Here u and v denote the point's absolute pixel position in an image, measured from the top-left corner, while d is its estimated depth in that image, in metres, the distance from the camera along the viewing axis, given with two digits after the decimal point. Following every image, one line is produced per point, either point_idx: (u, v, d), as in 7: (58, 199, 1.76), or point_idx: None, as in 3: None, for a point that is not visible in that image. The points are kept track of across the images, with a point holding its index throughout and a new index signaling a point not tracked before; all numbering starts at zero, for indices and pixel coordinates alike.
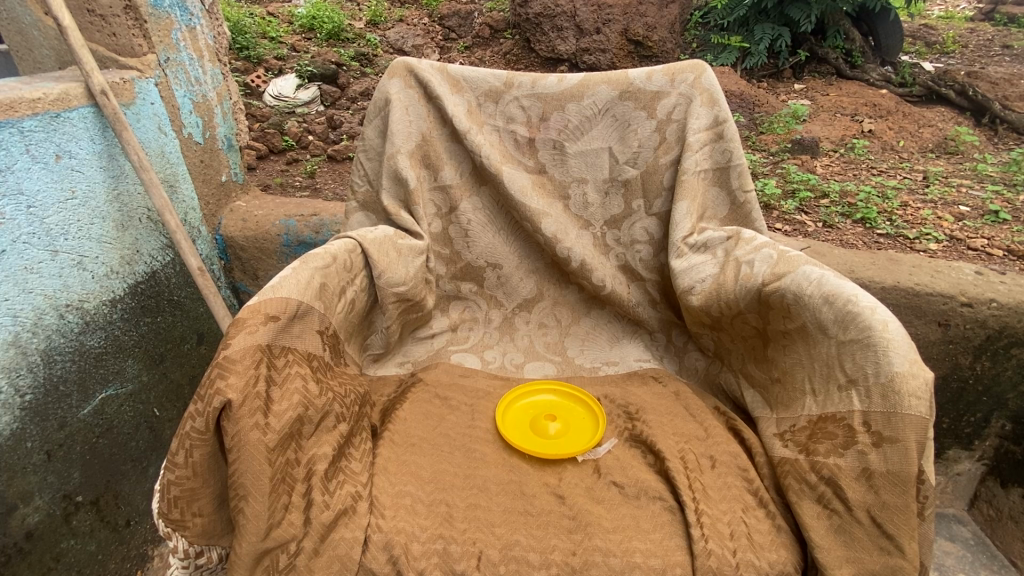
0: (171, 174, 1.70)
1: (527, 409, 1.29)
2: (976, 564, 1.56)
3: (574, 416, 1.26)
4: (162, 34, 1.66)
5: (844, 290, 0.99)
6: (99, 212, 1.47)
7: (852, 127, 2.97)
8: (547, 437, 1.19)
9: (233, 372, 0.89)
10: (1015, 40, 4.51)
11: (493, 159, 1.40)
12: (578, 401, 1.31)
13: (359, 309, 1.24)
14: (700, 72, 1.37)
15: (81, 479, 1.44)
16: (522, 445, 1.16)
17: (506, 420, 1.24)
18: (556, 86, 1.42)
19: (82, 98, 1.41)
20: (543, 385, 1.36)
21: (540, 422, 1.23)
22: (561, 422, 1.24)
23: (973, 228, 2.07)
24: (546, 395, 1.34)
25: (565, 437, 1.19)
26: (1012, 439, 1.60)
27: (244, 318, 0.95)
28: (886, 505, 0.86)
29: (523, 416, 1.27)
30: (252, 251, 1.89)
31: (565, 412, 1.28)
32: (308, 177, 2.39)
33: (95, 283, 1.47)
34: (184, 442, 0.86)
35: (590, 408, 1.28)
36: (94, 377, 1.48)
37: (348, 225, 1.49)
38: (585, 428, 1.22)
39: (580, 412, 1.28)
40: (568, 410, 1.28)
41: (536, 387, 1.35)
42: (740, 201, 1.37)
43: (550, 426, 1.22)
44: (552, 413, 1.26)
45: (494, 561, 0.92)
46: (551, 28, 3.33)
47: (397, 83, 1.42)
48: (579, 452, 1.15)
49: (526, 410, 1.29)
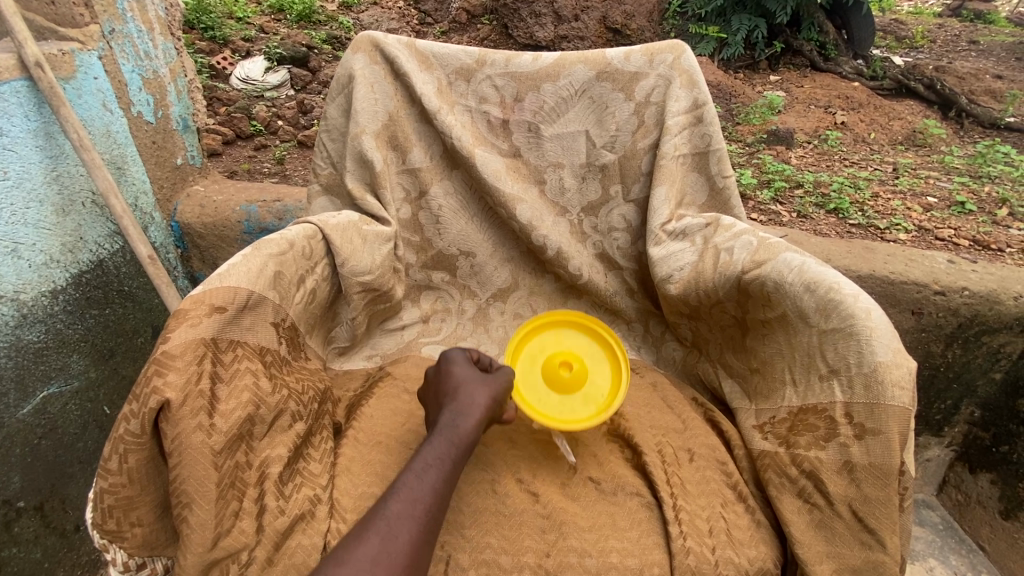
0: (119, 156, 1.58)
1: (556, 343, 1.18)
2: (944, 549, 1.61)
3: (593, 378, 1.14)
4: (107, 3, 1.54)
5: (826, 277, 0.96)
6: (36, 195, 1.34)
7: (826, 118, 3.00)
8: (548, 387, 1.11)
9: (172, 369, 0.81)
10: (981, 36, 4.62)
11: (464, 140, 1.33)
12: (610, 353, 1.18)
13: (321, 300, 1.16)
14: (679, 52, 1.32)
15: (22, 483, 1.36)
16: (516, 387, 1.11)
17: (520, 345, 1.17)
18: (531, 64, 1.35)
19: (15, 69, 1.28)
20: (587, 321, 1.20)
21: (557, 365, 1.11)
22: (578, 373, 1.10)
23: (941, 219, 2.09)
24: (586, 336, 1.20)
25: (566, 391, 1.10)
26: (980, 426, 1.62)
27: (186, 309, 0.87)
28: (868, 498, 0.84)
29: (538, 348, 1.17)
30: (210, 238, 1.79)
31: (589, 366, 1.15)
32: (276, 164, 2.29)
33: (33, 273, 1.35)
34: (118, 447, 0.78)
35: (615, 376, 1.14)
36: (34, 374, 1.38)
37: (311, 210, 1.40)
38: (590, 401, 1.10)
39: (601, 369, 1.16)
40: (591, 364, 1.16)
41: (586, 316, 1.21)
42: (720, 186, 1.33)
43: (561, 373, 1.10)
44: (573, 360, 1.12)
45: (464, 565, 0.88)
46: (529, 14, 3.25)
47: (362, 59, 1.33)
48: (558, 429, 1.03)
49: (554, 340, 1.19)
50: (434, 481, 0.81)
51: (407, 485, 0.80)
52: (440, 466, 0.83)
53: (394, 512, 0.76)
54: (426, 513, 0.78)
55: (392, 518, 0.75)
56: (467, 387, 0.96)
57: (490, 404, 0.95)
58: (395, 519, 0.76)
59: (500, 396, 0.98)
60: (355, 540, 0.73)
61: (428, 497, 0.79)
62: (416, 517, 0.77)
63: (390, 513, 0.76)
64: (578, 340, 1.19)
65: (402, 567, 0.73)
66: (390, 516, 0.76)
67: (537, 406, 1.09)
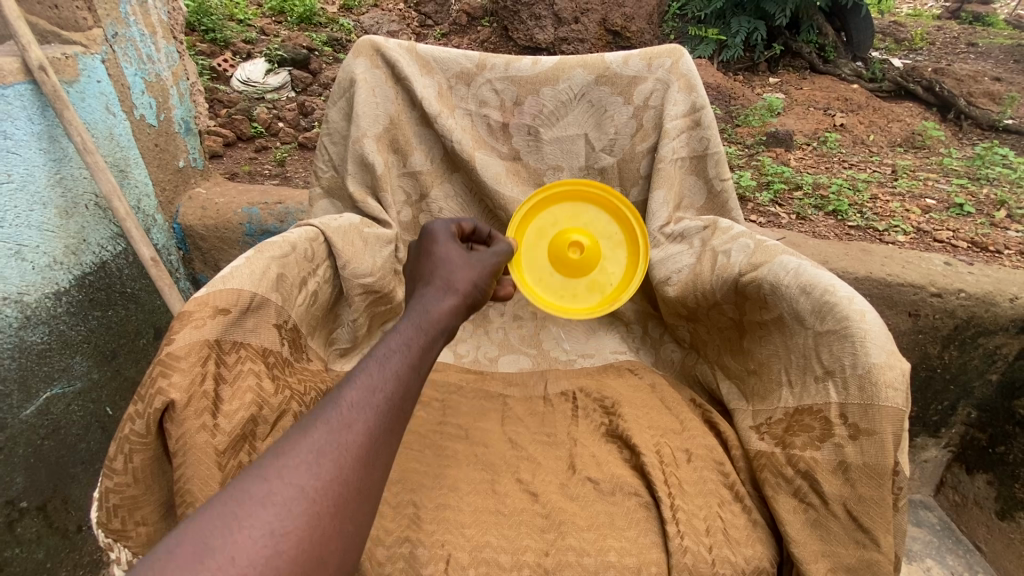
0: (121, 158, 1.60)
1: (576, 213, 1.25)
2: (941, 549, 1.62)
3: (604, 264, 1.25)
4: (110, 7, 1.55)
5: (821, 280, 0.97)
6: (40, 197, 1.35)
7: (825, 121, 3.01)
8: (556, 262, 1.22)
9: (177, 370, 0.82)
10: (980, 39, 4.63)
11: (465, 144, 1.35)
12: (627, 237, 1.26)
13: (323, 302, 1.17)
14: (677, 57, 1.34)
15: (25, 484, 1.37)
16: (523, 257, 1.23)
17: (537, 210, 1.24)
18: (531, 69, 1.37)
19: (19, 73, 1.30)
20: (613, 199, 1.24)
21: (570, 243, 1.21)
22: (588, 261, 1.21)
23: (939, 221, 2.11)
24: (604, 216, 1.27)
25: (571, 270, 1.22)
26: (977, 427, 1.62)
27: (190, 311, 0.88)
28: (862, 497, 0.85)
29: (556, 216, 1.25)
30: (212, 240, 1.80)
31: (602, 252, 1.25)
32: (277, 165, 2.30)
33: (36, 275, 1.36)
34: (123, 446, 0.79)
35: (624, 264, 1.26)
36: (37, 375, 1.40)
37: (312, 212, 1.41)
38: (596, 289, 1.24)
39: (611, 252, 1.26)
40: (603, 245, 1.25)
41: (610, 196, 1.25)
42: (718, 189, 1.34)
43: (570, 254, 1.20)
44: (585, 241, 1.21)
45: (463, 564, 0.87)
46: (529, 16, 3.27)
47: (363, 63, 1.34)
48: (556, 313, 1.21)
49: (570, 213, 1.25)
50: (401, 365, 0.65)
51: (367, 370, 0.63)
52: (409, 351, 0.67)
53: (349, 401, 0.59)
54: (390, 403, 0.61)
55: (346, 408, 0.58)
56: (443, 270, 0.86)
57: (470, 291, 0.84)
58: (350, 405, 0.59)
59: (482, 283, 0.88)
60: (297, 434, 0.56)
61: (394, 385, 0.62)
62: (377, 403, 0.60)
63: (344, 403, 0.59)
64: (595, 220, 1.26)
65: (357, 460, 0.57)
66: (343, 405, 0.59)
67: (539, 283, 1.23)
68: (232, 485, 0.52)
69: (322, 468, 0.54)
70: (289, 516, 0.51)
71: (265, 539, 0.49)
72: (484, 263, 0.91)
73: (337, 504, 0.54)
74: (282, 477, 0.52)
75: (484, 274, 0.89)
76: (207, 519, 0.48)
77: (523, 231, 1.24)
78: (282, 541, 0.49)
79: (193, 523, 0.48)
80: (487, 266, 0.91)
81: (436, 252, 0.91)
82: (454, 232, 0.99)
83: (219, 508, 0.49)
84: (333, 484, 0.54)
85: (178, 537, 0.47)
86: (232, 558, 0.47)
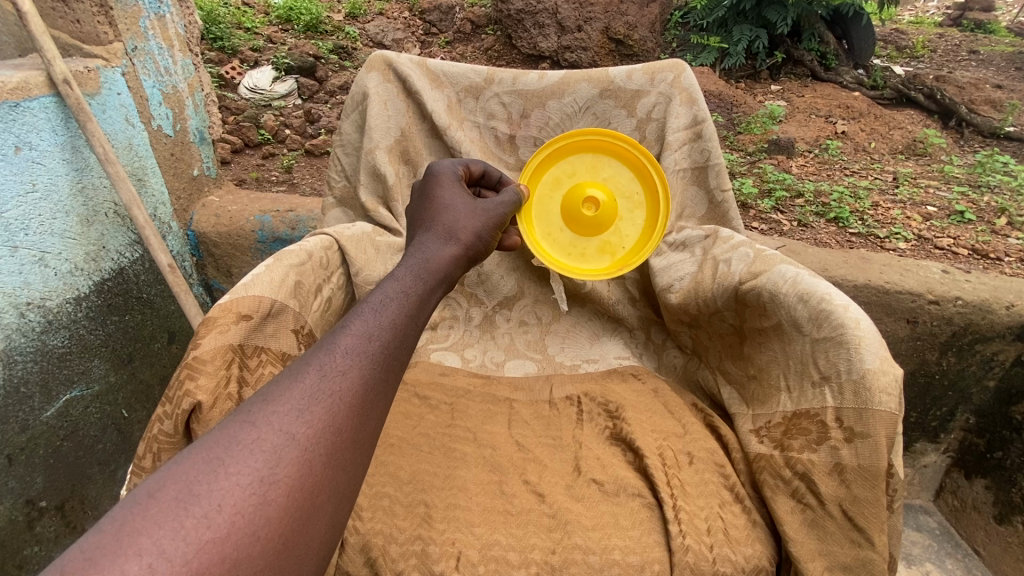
0: (139, 167, 1.65)
1: (597, 165, 1.27)
2: (941, 554, 1.65)
3: (619, 225, 1.27)
4: (129, 22, 1.60)
5: (817, 288, 1.01)
6: (63, 206, 1.40)
7: (826, 128, 3.05)
8: (568, 216, 1.24)
9: (203, 373, 0.86)
10: (982, 46, 4.67)
11: (473, 155, 1.39)
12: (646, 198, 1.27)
13: (337, 308, 1.21)
14: (679, 71, 1.39)
15: (44, 484, 1.42)
16: (534, 207, 1.25)
17: (556, 160, 1.26)
18: (537, 83, 1.42)
19: (44, 86, 1.34)
20: (637, 156, 1.25)
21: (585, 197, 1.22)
22: (601, 221, 1.23)
23: (940, 228, 2.14)
24: (625, 173, 1.28)
25: (583, 226, 1.25)
26: (976, 432, 1.65)
27: (215, 317, 0.92)
28: (857, 498, 0.89)
29: (575, 166, 1.27)
30: (225, 247, 1.84)
31: (618, 212, 1.27)
32: (285, 172, 2.35)
33: (58, 280, 1.41)
34: (152, 446, 0.82)
35: (640, 224, 1.27)
36: (57, 378, 1.45)
37: (325, 221, 1.45)
38: (606, 251, 1.27)
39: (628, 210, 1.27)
40: (621, 202, 1.27)
41: (634, 153, 1.25)
42: (719, 199, 1.38)
43: (583, 211, 1.22)
44: (601, 198, 1.22)
45: (473, 561, 0.91)
46: (533, 24, 3.32)
47: (376, 77, 1.39)
48: (559, 267, 1.24)
49: (591, 164, 1.26)
50: (396, 316, 0.66)
51: (361, 318, 0.64)
52: (403, 303, 0.69)
53: (343, 348, 0.60)
54: (384, 353, 0.62)
55: (340, 355, 0.59)
56: (443, 218, 0.87)
57: (474, 241, 0.87)
58: (343, 354, 0.59)
59: (486, 234, 0.90)
60: (289, 378, 0.56)
61: (389, 335, 0.64)
62: (370, 355, 0.61)
63: (338, 349, 0.60)
64: (615, 177, 1.27)
65: (348, 409, 0.57)
66: (337, 352, 0.59)
67: (547, 235, 1.26)
68: (220, 430, 0.51)
69: (313, 415, 0.54)
70: (278, 464, 0.51)
71: (253, 486, 0.49)
72: (486, 214, 0.92)
73: (327, 452, 0.54)
74: (274, 423, 0.52)
75: (485, 225, 0.90)
76: (195, 463, 0.48)
77: (538, 181, 1.26)
78: (271, 489, 0.49)
79: (181, 465, 0.48)
80: (488, 218, 0.92)
81: (438, 199, 0.91)
82: (461, 173, 1.00)
83: (206, 452, 0.49)
84: (324, 434, 0.54)
85: (162, 480, 0.47)
86: (219, 504, 0.47)
